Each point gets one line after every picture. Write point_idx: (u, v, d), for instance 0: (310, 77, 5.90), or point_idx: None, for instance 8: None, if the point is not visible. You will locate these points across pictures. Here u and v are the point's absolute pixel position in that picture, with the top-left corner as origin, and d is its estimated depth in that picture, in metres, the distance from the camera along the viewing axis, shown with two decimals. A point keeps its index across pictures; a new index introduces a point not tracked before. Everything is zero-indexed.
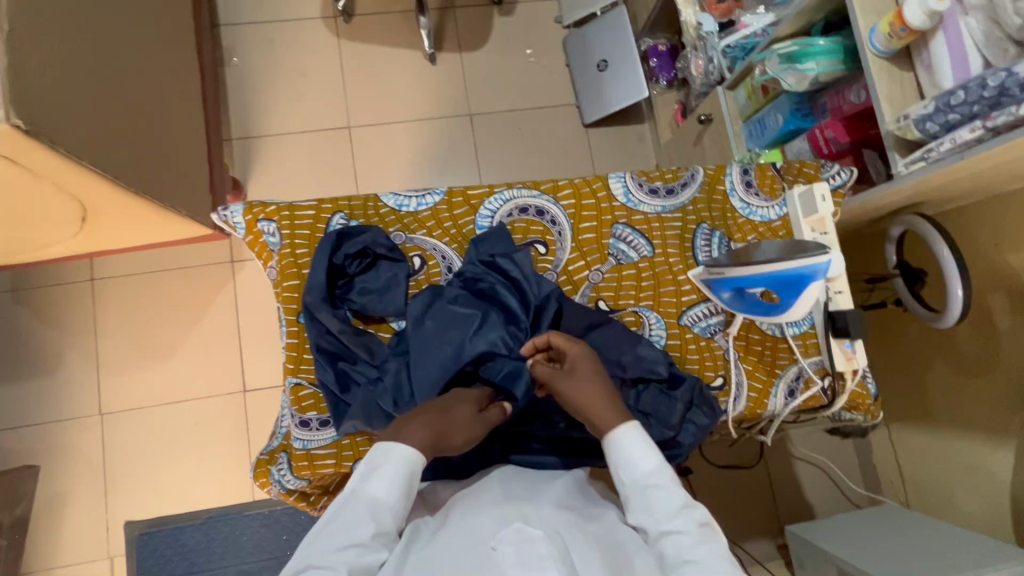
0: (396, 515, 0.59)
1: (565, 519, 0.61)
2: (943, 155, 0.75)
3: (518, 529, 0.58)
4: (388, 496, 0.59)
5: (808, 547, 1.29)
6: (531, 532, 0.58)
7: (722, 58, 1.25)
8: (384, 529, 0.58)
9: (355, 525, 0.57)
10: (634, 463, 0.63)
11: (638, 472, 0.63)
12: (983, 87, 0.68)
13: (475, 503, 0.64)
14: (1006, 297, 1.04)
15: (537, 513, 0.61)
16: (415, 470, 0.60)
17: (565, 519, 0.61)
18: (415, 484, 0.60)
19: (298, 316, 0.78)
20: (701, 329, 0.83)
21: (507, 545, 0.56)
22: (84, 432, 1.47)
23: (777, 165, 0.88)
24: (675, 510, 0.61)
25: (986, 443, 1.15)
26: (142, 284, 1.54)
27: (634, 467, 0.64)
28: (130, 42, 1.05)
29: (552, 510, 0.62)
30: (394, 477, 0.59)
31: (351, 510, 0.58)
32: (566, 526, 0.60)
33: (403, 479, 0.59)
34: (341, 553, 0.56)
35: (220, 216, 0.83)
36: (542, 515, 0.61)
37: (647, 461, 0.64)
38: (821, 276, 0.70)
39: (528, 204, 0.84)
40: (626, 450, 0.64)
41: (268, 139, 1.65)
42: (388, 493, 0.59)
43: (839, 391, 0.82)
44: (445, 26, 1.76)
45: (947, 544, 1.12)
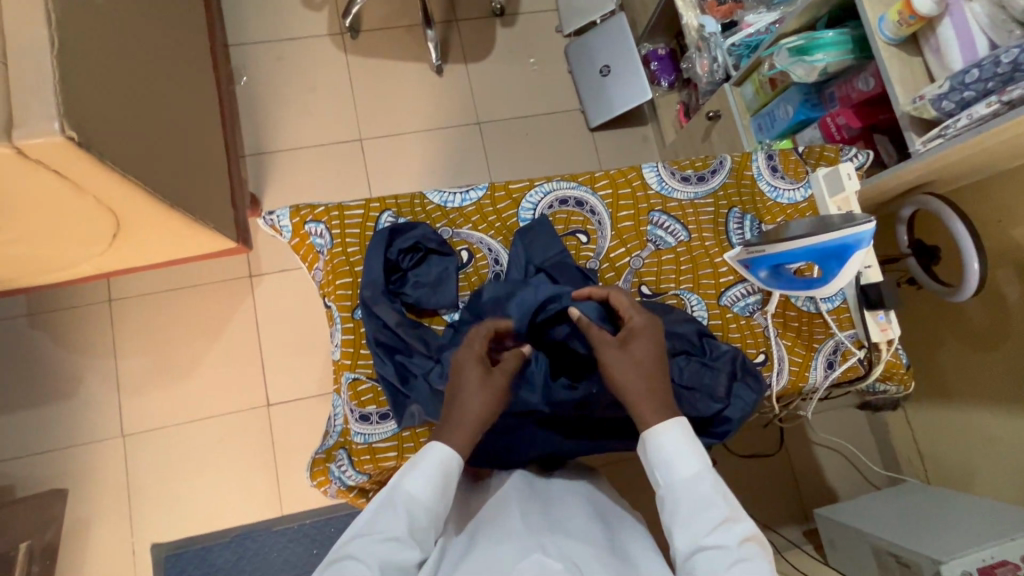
0: (431, 511, 0.62)
1: (581, 547, 0.61)
2: (961, 131, 0.80)
3: (538, 561, 0.57)
4: (424, 493, 0.62)
5: (840, 529, 1.31)
6: (550, 564, 0.57)
7: (727, 56, 1.31)
8: (419, 528, 0.61)
9: (391, 520, 0.60)
10: (676, 465, 0.64)
11: (677, 475, 0.63)
12: (997, 64, 0.73)
13: (490, 533, 0.64)
14: (1014, 270, 1.09)
15: (555, 543, 0.60)
16: (452, 465, 0.63)
17: (584, 550, 0.61)
18: (448, 484, 0.63)
19: (353, 313, 0.79)
20: (741, 308, 0.86)
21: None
22: (106, 455, 1.45)
23: (800, 150, 0.92)
24: (713, 525, 0.60)
25: (1003, 415, 1.19)
26: (160, 301, 1.54)
27: (676, 469, 0.64)
28: (156, 61, 1.07)
29: (569, 541, 0.61)
30: (433, 471, 0.63)
31: (390, 504, 0.61)
32: (585, 556, 0.60)
33: (438, 476, 0.63)
34: (376, 545, 0.58)
35: (266, 220, 0.85)
36: (560, 546, 0.60)
37: (688, 465, 0.64)
38: (865, 244, 0.73)
39: (568, 195, 0.87)
40: (671, 448, 0.64)
41: (281, 154, 1.67)
42: (425, 489, 0.62)
43: (875, 361, 0.85)
44: (450, 38, 1.80)
45: (972, 515, 1.15)
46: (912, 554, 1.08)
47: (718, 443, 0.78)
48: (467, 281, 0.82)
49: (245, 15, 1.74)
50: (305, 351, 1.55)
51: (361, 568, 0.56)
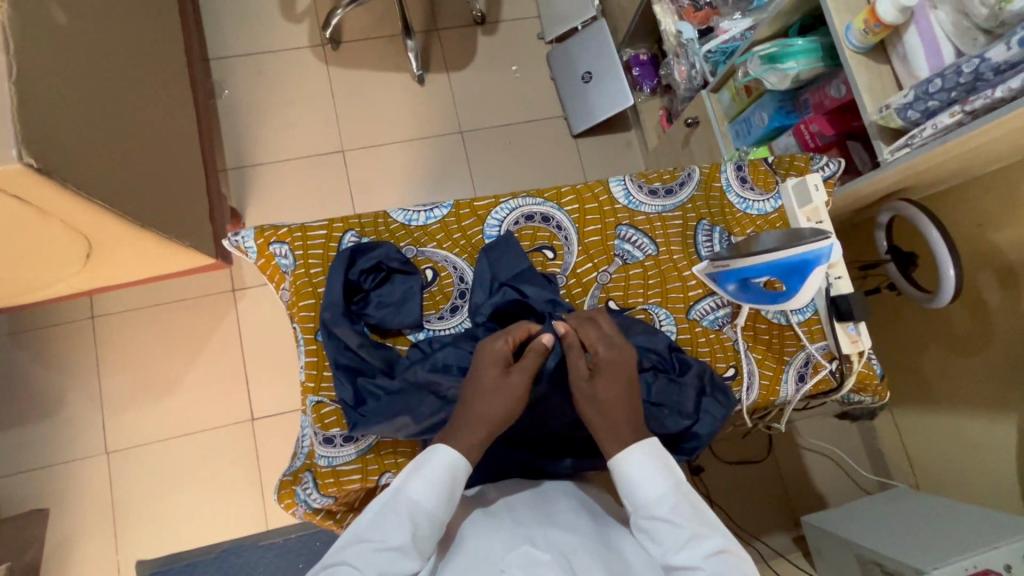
0: (434, 521, 0.62)
1: (571, 538, 0.65)
2: (926, 140, 0.79)
3: (526, 553, 0.62)
4: (428, 501, 0.62)
5: (826, 536, 1.30)
6: (538, 556, 0.62)
7: (704, 63, 1.30)
8: (421, 535, 0.61)
9: (394, 527, 0.61)
10: (640, 488, 0.65)
11: (644, 498, 0.64)
12: (959, 74, 0.72)
13: (486, 520, 0.69)
14: (994, 275, 1.08)
15: (543, 537, 0.65)
16: (457, 471, 0.64)
17: (572, 540, 0.65)
18: (453, 490, 0.64)
19: (315, 335, 0.79)
20: (710, 321, 0.85)
21: (516, 569, 0.61)
22: (90, 472, 1.45)
23: (769, 160, 0.92)
24: (680, 542, 0.61)
25: (987, 420, 1.17)
26: (143, 317, 1.54)
27: (642, 492, 0.65)
28: (128, 82, 1.07)
29: (556, 529, 0.66)
30: (436, 478, 0.63)
31: (393, 508, 0.62)
32: (572, 545, 0.64)
33: (444, 483, 0.63)
34: (377, 551, 0.59)
35: (231, 241, 0.85)
36: (548, 538, 0.65)
37: (653, 487, 0.65)
38: (825, 261, 0.73)
39: (534, 211, 0.86)
40: (632, 472, 0.65)
41: (262, 167, 1.67)
42: (428, 497, 0.62)
43: (847, 372, 0.84)
44: (431, 47, 1.80)
45: (957, 522, 1.14)
46: (896, 562, 1.07)
47: (687, 459, 0.78)
48: (431, 299, 0.82)
49: (227, 28, 1.74)
50: (288, 364, 1.55)
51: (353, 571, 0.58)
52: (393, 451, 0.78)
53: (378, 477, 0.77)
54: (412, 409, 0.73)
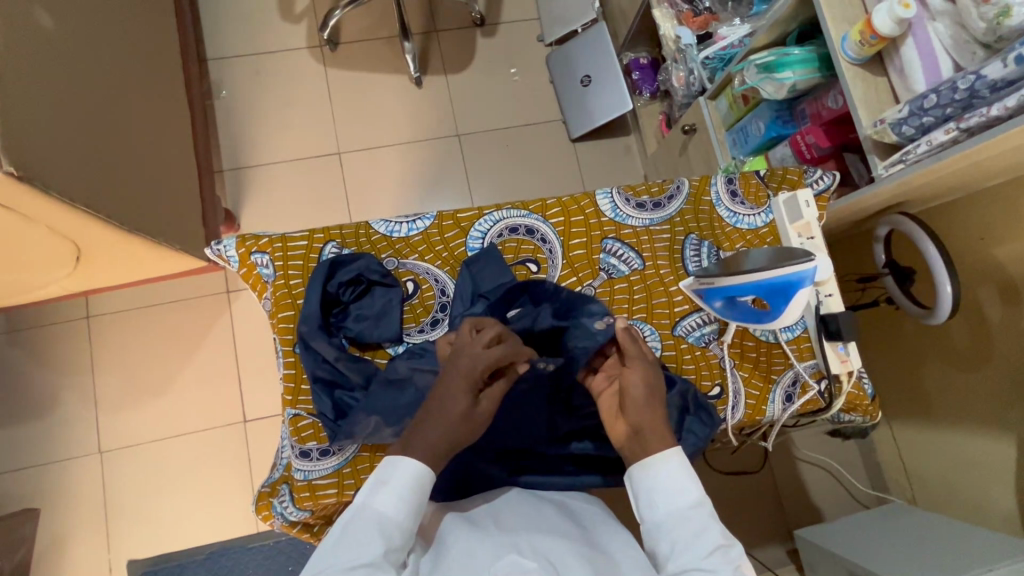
0: (406, 532, 0.59)
1: (557, 544, 0.62)
2: (921, 156, 0.77)
3: (514, 561, 0.58)
4: (397, 512, 0.59)
5: (818, 551, 1.27)
6: (526, 564, 0.58)
7: (702, 70, 1.27)
8: (395, 548, 0.58)
9: (364, 542, 0.57)
10: (677, 489, 0.63)
11: (681, 499, 0.62)
12: (954, 91, 0.70)
13: (468, 530, 0.64)
14: (996, 290, 1.05)
15: (528, 543, 0.61)
16: (423, 480, 0.61)
17: (558, 545, 0.61)
18: (422, 498, 0.61)
19: (294, 347, 0.79)
20: (696, 338, 0.84)
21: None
22: (83, 472, 1.46)
23: (760, 173, 0.91)
24: (710, 548, 0.58)
25: (985, 438, 1.14)
26: (137, 318, 1.54)
27: (677, 494, 0.62)
28: (118, 85, 1.07)
29: (541, 535, 0.63)
30: (403, 487, 0.60)
31: (362, 523, 0.58)
32: (560, 552, 0.60)
33: (411, 492, 0.60)
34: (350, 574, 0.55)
35: (213, 250, 0.84)
36: (534, 543, 0.61)
37: (688, 490, 0.62)
38: (808, 282, 0.71)
39: (518, 223, 0.87)
40: (673, 471, 0.63)
41: (258, 169, 1.67)
42: (397, 506, 0.59)
43: (835, 393, 0.83)
44: (429, 49, 1.79)
45: (950, 540, 1.12)
46: None
47: None
48: (412, 312, 0.82)
49: (225, 29, 1.74)
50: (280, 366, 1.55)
51: None
52: (368, 464, 0.77)
53: (354, 492, 0.76)
54: (384, 417, 0.73)
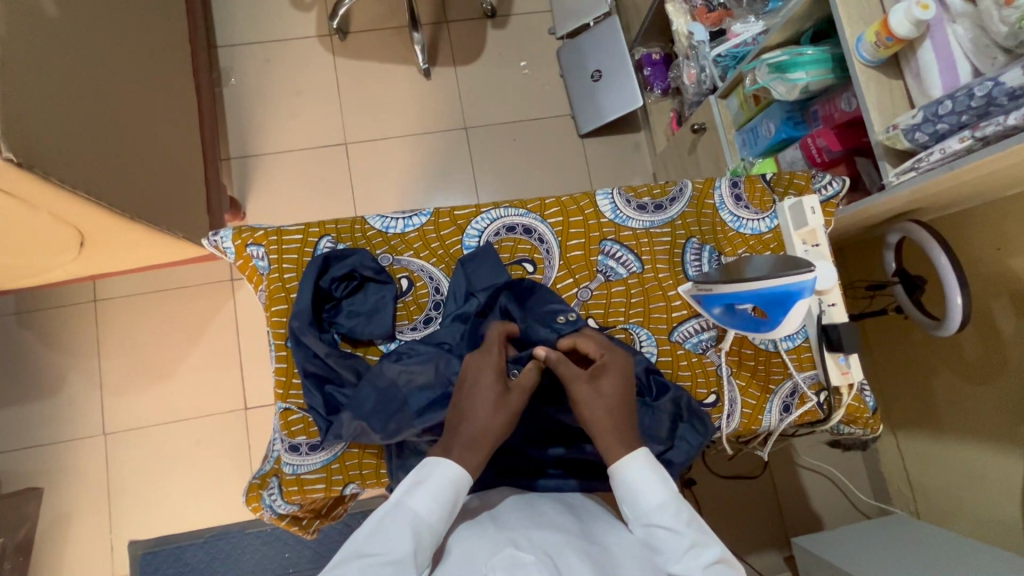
0: (436, 536, 0.58)
1: (555, 538, 0.60)
2: (934, 165, 0.75)
3: (510, 555, 0.57)
4: (431, 515, 0.58)
5: (815, 561, 1.24)
6: (522, 558, 0.56)
7: (713, 67, 1.24)
8: (422, 551, 0.57)
9: (394, 540, 0.56)
10: (641, 494, 0.62)
11: (645, 505, 0.62)
12: (971, 97, 0.68)
13: (470, 529, 0.63)
14: (1010, 302, 1.01)
15: (526, 537, 0.60)
16: (461, 488, 0.61)
17: (555, 540, 0.60)
18: (457, 504, 0.60)
19: (286, 341, 0.79)
20: (693, 344, 0.83)
21: (499, 572, 0.55)
22: (87, 453, 1.49)
23: (767, 177, 0.89)
24: (682, 551, 0.59)
25: (993, 452, 1.11)
26: (143, 303, 1.56)
27: (641, 499, 0.62)
28: (123, 72, 1.07)
29: (539, 530, 0.61)
30: (441, 489, 0.59)
31: (393, 520, 0.57)
32: (557, 546, 0.59)
33: (447, 496, 0.59)
34: (378, 569, 0.54)
35: (210, 241, 0.84)
36: (531, 538, 0.60)
37: (652, 497, 0.62)
38: (809, 293, 0.70)
39: (516, 222, 0.86)
40: (631, 477, 0.63)
41: (265, 158, 1.67)
42: (432, 509, 0.58)
43: (835, 405, 0.81)
44: (439, 40, 1.77)
45: (952, 553, 1.09)
46: None
47: None
48: (405, 310, 0.82)
49: (234, 17, 1.74)
50: None
51: None
52: (357, 460, 0.77)
53: (341, 488, 0.77)
54: (371, 413, 0.72)
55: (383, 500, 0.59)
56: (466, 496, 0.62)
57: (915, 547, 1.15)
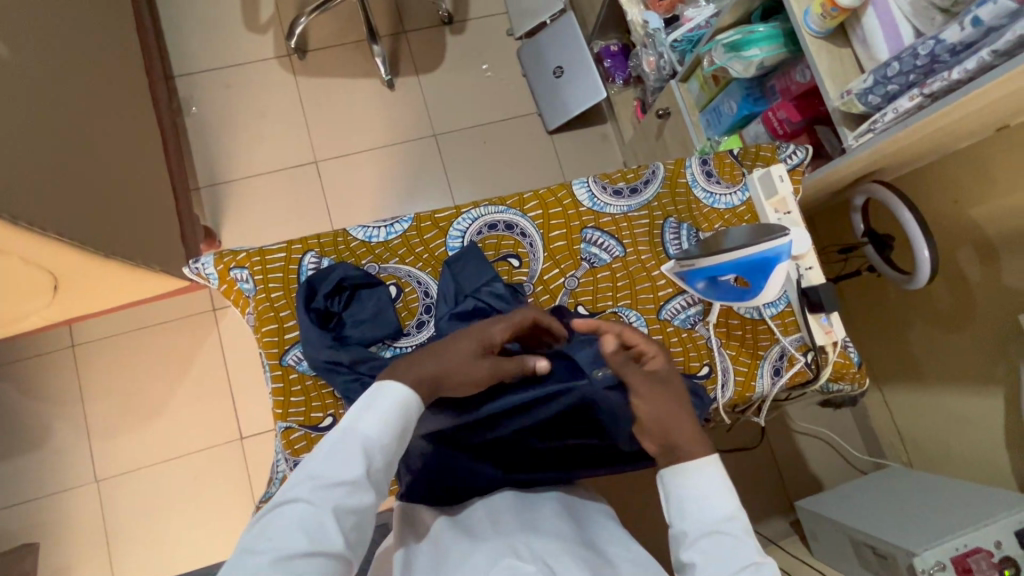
0: (389, 456, 0.60)
1: (554, 547, 0.63)
2: (889, 124, 0.78)
3: (510, 565, 0.59)
4: (381, 436, 0.60)
5: (819, 521, 1.28)
6: (523, 567, 0.59)
7: (671, 53, 1.27)
8: (376, 469, 0.59)
9: (345, 462, 0.58)
10: (706, 501, 0.64)
11: (711, 511, 0.64)
12: (915, 57, 0.71)
13: (467, 542, 0.66)
14: (973, 250, 1.07)
15: (527, 546, 0.62)
16: (410, 411, 0.62)
17: (555, 548, 0.62)
18: (408, 422, 0.61)
19: (281, 360, 0.79)
20: (682, 320, 0.85)
21: None
22: (81, 502, 1.44)
23: (734, 152, 0.92)
24: (740, 564, 0.60)
25: (974, 396, 1.15)
26: (123, 343, 1.52)
27: (706, 504, 0.64)
28: (82, 107, 1.06)
29: (540, 538, 0.63)
30: (390, 411, 0.60)
31: (344, 443, 0.59)
32: (557, 554, 0.61)
33: (397, 419, 0.61)
34: (330, 490, 0.56)
35: (192, 269, 0.84)
36: (532, 546, 0.62)
37: (722, 505, 0.64)
38: (786, 257, 0.73)
39: (496, 220, 0.87)
40: (701, 481, 0.65)
41: (235, 184, 1.65)
42: (381, 432, 0.59)
43: (822, 364, 0.84)
44: (399, 51, 1.77)
45: (945, 495, 1.13)
46: (887, 545, 1.04)
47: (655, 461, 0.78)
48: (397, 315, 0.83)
49: (190, 45, 1.71)
50: None
51: (306, 510, 0.55)
52: None
53: None
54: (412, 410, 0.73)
55: (335, 423, 0.61)
56: (417, 415, 0.63)
57: (910, 495, 1.20)
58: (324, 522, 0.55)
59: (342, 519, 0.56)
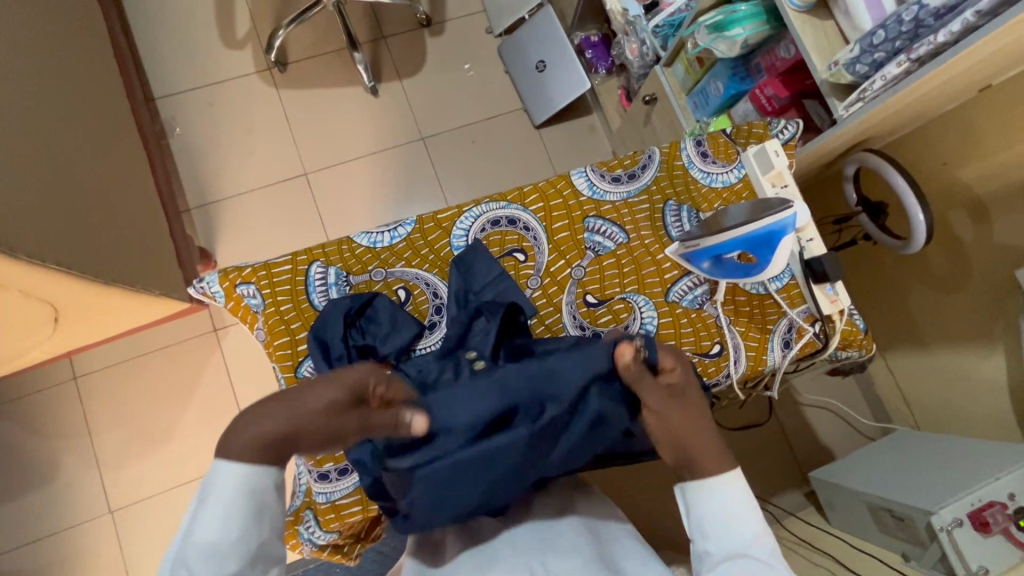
0: (245, 540, 0.55)
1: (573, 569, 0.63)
2: (878, 92, 0.79)
3: None
4: (223, 530, 0.54)
5: (834, 490, 1.30)
6: None
7: (654, 38, 1.28)
8: (236, 560, 0.55)
9: (196, 574, 0.53)
10: (736, 523, 0.62)
11: (740, 534, 0.62)
12: (900, 23, 0.72)
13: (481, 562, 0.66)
14: (965, 211, 1.09)
15: None
16: (263, 484, 0.56)
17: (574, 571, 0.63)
18: (253, 502, 0.55)
19: (296, 372, 0.79)
20: (690, 301, 0.86)
21: None
22: (97, 534, 1.43)
23: (727, 131, 0.93)
24: None
25: (974, 354, 1.18)
26: (126, 371, 1.51)
27: (736, 526, 0.62)
28: (68, 136, 1.05)
29: (557, 562, 0.64)
30: (232, 495, 0.54)
31: (200, 547, 0.54)
32: None
33: (237, 508, 0.54)
34: None
35: (196, 288, 0.83)
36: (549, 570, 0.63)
37: (750, 527, 0.62)
38: (791, 229, 0.72)
39: (499, 216, 0.87)
40: (729, 504, 0.63)
41: (226, 202, 1.64)
42: (220, 528, 0.54)
43: (830, 333, 0.85)
44: (380, 57, 1.77)
45: (956, 452, 1.16)
46: (904, 507, 1.06)
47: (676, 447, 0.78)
48: None
49: (168, 66, 1.70)
50: None
51: None
52: None
53: (378, 505, 0.79)
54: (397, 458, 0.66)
55: (180, 532, 0.55)
56: (260, 491, 0.56)
57: (921, 455, 1.22)
58: None
59: None
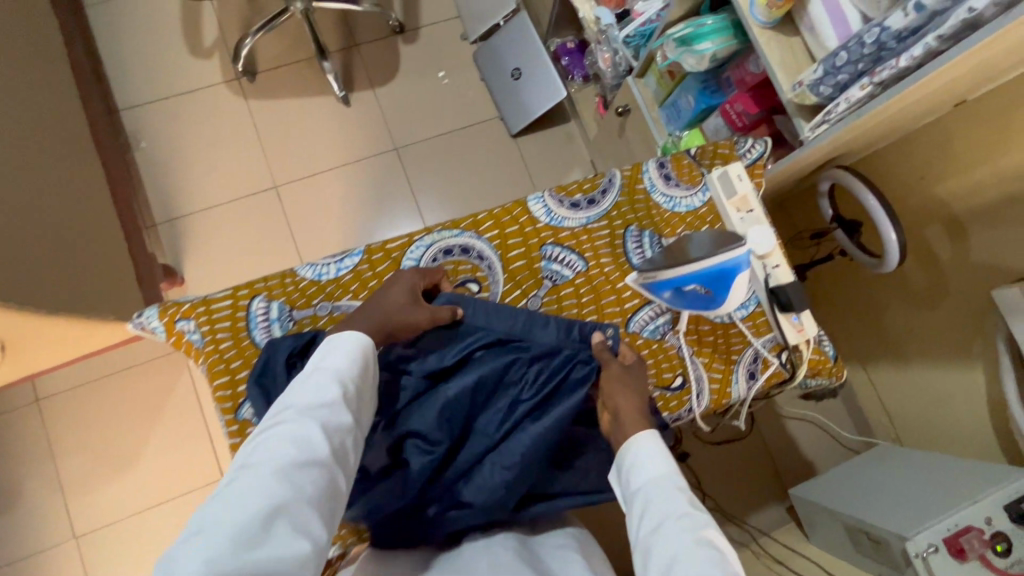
0: (357, 386, 0.63)
1: None
2: (842, 115, 0.76)
3: None
4: (348, 367, 0.63)
5: (812, 509, 1.27)
6: None
7: (625, 48, 1.24)
8: (351, 395, 0.62)
9: (320, 390, 0.60)
10: (647, 467, 0.60)
11: (649, 477, 0.60)
12: (862, 45, 0.69)
13: None
14: (941, 227, 1.06)
15: None
16: (366, 353, 0.66)
17: None
18: (369, 360, 0.66)
19: (237, 415, 0.76)
20: (651, 332, 0.83)
21: None
22: (61, 560, 1.39)
23: (692, 152, 0.89)
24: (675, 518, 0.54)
25: (953, 372, 1.15)
26: (90, 393, 1.47)
27: (646, 470, 0.60)
28: (11, 159, 1.01)
29: None
30: (352, 350, 0.65)
31: (315, 382, 0.61)
32: None
33: (358, 356, 0.65)
34: (313, 411, 0.58)
35: (136, 323, 0.79)
36: None
37: (659, 468, 0.60)
38: (745, 266, 0.70)
39: (451, 244, 0.84)
40: (638, 456, 0.62)
41: (193, 217, 1.60)
42: (349, 362, 0.64)
43: (797, 362, 0.83)
44: (352, 65, 1.72)
45: (933, 472, 1.13)
46: (880, 531, 1.03)
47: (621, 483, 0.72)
48: None
49: (133, 77, 1.65)
50: None
51: (286, 429, 0.56)
52: None
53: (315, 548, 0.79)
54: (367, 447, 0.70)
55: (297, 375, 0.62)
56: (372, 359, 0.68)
57: (899, 473, 1.19)
58: (313, 437, 0.56)
59: (329, 434, 0.57)
